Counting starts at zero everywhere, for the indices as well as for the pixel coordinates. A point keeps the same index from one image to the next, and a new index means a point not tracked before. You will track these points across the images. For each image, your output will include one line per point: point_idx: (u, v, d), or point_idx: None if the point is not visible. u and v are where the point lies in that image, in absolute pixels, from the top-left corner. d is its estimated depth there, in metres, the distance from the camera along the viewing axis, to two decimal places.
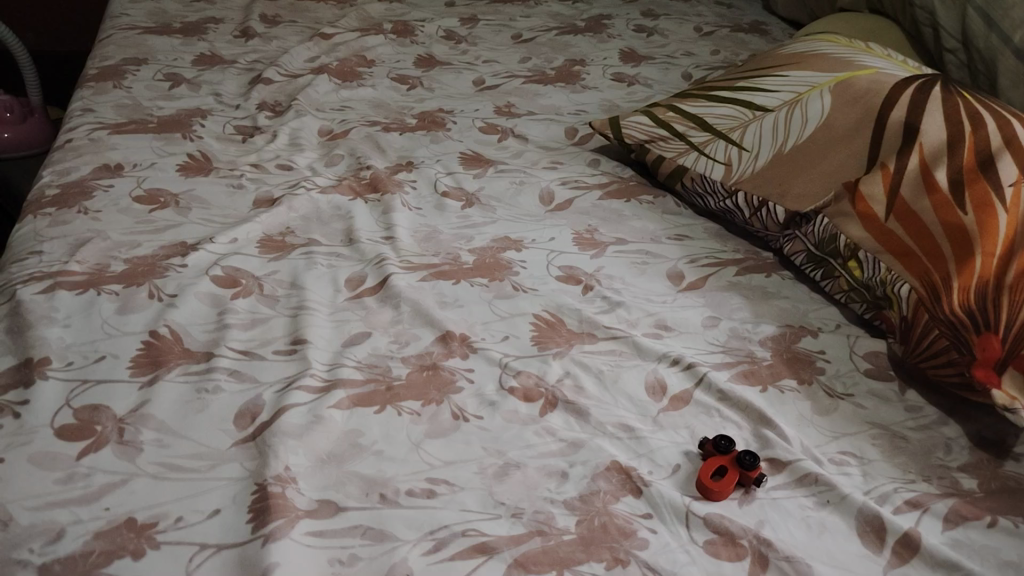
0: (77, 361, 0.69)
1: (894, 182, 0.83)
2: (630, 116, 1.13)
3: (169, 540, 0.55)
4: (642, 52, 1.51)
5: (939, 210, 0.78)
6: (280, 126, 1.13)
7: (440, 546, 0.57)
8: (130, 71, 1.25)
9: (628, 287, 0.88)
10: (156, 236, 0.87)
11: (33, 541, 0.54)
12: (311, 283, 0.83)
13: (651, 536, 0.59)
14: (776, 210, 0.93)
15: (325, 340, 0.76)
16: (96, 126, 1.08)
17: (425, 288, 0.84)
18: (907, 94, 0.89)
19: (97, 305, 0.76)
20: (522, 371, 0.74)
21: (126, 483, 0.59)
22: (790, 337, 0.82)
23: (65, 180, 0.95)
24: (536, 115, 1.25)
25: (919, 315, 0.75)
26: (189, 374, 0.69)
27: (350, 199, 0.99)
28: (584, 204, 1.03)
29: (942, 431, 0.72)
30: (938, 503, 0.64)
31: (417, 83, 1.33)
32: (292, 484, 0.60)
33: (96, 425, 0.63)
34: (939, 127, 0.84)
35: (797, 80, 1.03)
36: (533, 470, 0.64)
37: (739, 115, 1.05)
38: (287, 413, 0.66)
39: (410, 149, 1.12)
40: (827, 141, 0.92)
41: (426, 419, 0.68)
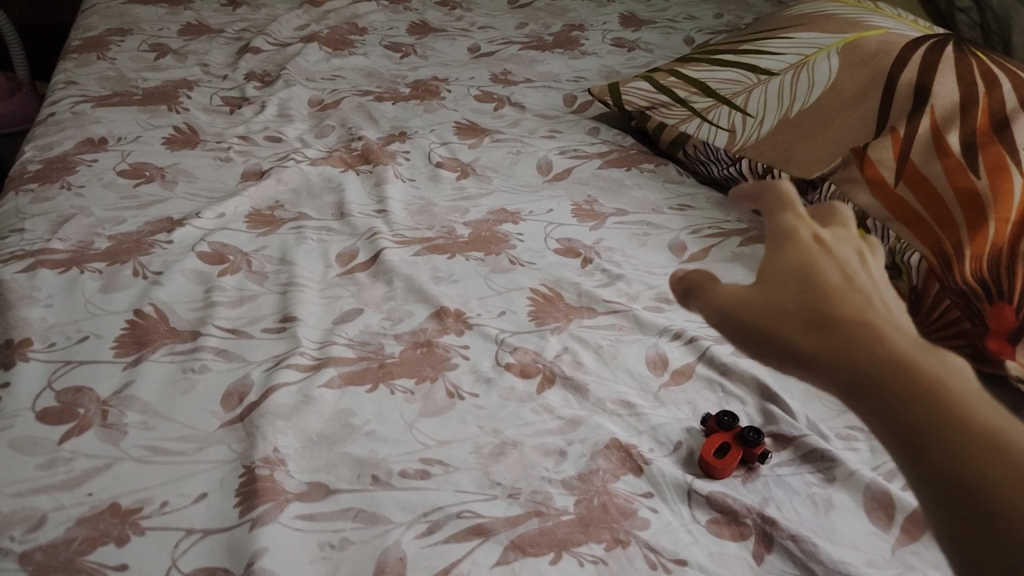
0: (61, 342, 0.67)
1: (904, 147, 0.80)
2: (631, 83, 1.10)
3: (154, 526, 0.53)
4: (642, 16, 1.47)
5: (951, 175, 0.75)
6: (269, 97, 1.10)
7: (435, 528, 0.55)
8: (114, 42, 1.21)
9: (628, 259, 0.85)
10: (141, 211, 0.85)
11: (14, 528, 0.52)
12: (301, 259, 0.80)
13: (652, 516, 0.58)
14: (781, 178, 0.89)
15: (316, 317, 0.73)
16: (79, 99, 1.04)
17: (419, 262, 0.81)
18: (918, 54, 0.86)
19: (81, 284, 0.73)
20: (519, 347, 0.71)
21: (111, 467, 0.57)
22: None
23: (47, 155, 0.93)
24: (533, 82, 1.21)
25: None
26: (176, 353, 0.67)
27: (341, 171, 0.96)
28: (583, 174, 1.00)
29: None
30: None
31: (411, 51, 1.29)
32: (282, 467, 0.58)
33: (80, 407, 0.61)
34: (953, 87, 0.81)
35: (803, 42, 0.99)
36: (530, 449, 0.62)
37: (743, 79, 1.01)
38: (277, 393, 0.64)
39: (403, 119, 1.09)
40: (834, 105, 0.89)
41: (420, 398, 0.66)
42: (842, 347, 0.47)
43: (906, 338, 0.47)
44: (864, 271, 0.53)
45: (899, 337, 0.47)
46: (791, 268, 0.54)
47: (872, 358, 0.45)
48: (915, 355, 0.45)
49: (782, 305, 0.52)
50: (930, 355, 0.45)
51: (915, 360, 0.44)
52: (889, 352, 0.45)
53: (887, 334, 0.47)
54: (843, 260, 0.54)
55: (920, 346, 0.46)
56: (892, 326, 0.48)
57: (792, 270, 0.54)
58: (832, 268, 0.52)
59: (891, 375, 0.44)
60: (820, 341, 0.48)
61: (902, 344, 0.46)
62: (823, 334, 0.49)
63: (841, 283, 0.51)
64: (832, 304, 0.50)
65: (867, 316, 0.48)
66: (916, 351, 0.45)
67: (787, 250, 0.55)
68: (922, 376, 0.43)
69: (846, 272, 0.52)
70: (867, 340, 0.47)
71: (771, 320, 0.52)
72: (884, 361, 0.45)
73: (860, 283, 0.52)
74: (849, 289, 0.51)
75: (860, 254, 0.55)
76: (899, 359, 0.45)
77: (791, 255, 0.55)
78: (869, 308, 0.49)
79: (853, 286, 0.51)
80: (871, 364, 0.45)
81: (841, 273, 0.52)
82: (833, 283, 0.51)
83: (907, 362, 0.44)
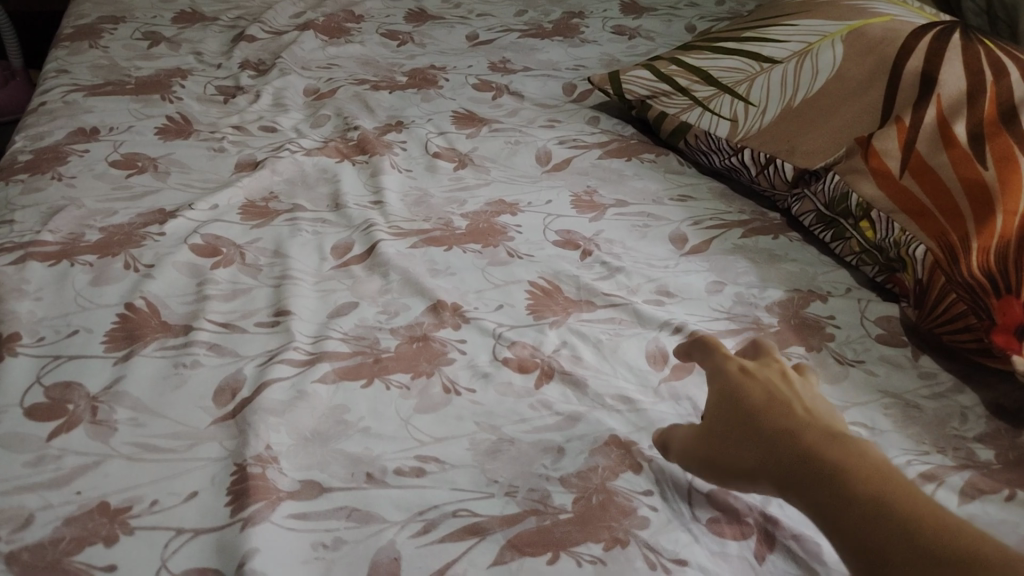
0: (50, 336, 0.66)
1: (910, 137, 0.78)
2: (631, 71, 1.08)
3: (143, 525, 0.52)
4: (643, 3, 1.45)
5: (958, 166, 0.73)
6: (264, 86, 1.08)
7: (430, 528, 0.54)
8: (107, 30, 1.19)
9: (628, 252, 0.84)
10: (133, 203, 0.83)
11: (0, 527, 0.51)
12: (295, 252, 0.79)
13: (652, 514, 0.56)
14: (784, 167, 0.88)
15: (311, 311, 0.72)
16: (71, 88, 1.03)
17: (416, 255, 0.80)
18: (925, 41, 0.84)
19: (71, 277, 0.72)
20: (517, 342, 0.70)
21: (99, 465, 0.56)
22: (799, 301, 0.78)
23: (38, 145, 0.91)
24: (532, 71, 1.19)
25: (935, 278, 0.70)
26: (168, 348, 0.66)
27: (337, 161, 0.94)
28: (583, 164, 0.98)
29: (958, 400, 0.68)
30: (954, 476, 0.60)
31: (409, 39, 1.27)
32: (274, 465, 0.57)
33: (69, 403, 0.60)
34: (960, 76, 0.79)
35: (807, 29, 0.97)
36: (527, 445, 0.61)
37: (745, 68, 1.00)
38: (270, 389, 0.63)
39: (400, 108, 1.07)
40: (838, 94, 0.88)
41: (415, 393, 0.64)
42: (772, 459, 0.50)
43: (832, 435, 0.50)
44: (785, 380, 0.56)
45: (819, 435, 0.50)
46: (722, 392, 0.57)
47: (803, 466, 0.49)
48: (838, 456, 0.48)
49: (716, 429, 0.55)
50: (850, 449, 0.49)
51: (843, 458, 0.48)
52: (817, 457, 0.49)
53: (806, 439, 0.50)
54: (762, 374, 0.57)
55: (843, 441, 0.49)
56: (812, 424, 0.51)
57: (722, 394, 0.57)
58: (755, 384, 0.56)
59: (824, 479, 0.47)
60: (754, 456, 0.52)
61: (822, 445, 0.49)
62: (754, 448, 0.52)
63: (764, 396, 0.55)
64: (759, 420, 0.53)
65: (784, 424, 0.52)
66: (836, 452, 0.48)
67: (722, 377, 0.59)
68: (852, 476, 0.46)
69: (763, 384, 0.56)
70: (795, 448, 0.50)
71: (706, 447, 0.55)
72: (816, 466, 0.48)
73: (778, 390, 0.55)
74: (769, 401, 0.54)
75: (780, 367, 0.58)
76: (831, 460, 0.48)
77: (722, 381, 0.58)
78: (789, 415, 0.52)
79: (773, 395, 0.55)
80: (808, 473, 0.48)
81: (763, 387, 0.56)
82: (756, 399, 0.55)
83: (835, 464, 0.48)
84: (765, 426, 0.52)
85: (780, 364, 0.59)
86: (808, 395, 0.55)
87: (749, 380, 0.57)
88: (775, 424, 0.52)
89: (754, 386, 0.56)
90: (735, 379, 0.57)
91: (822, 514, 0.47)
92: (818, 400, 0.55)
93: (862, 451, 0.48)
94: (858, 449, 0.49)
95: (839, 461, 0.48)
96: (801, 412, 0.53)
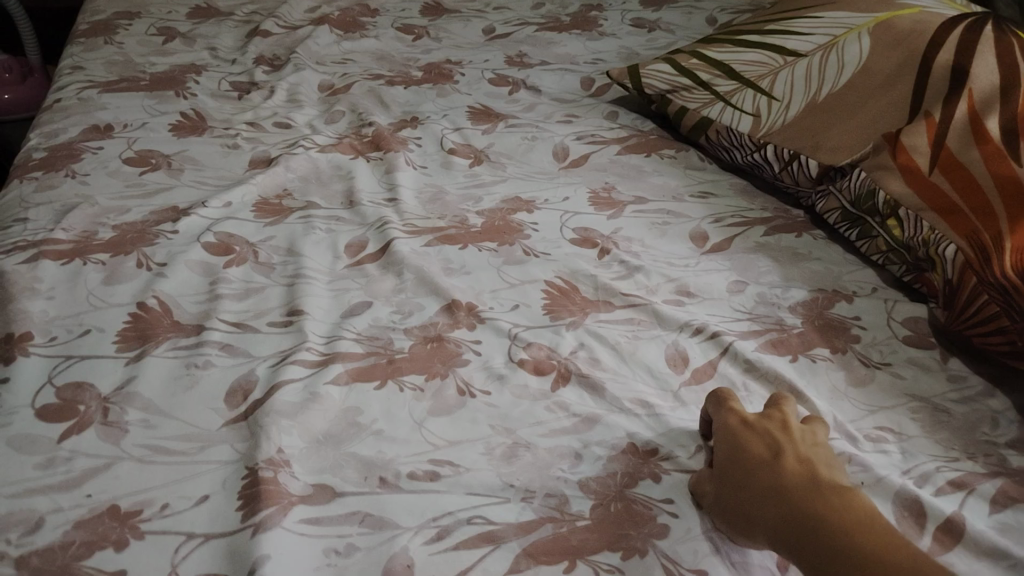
0: (62, 336, 0.65)
1: (940, 132, 0.76)
2: (651, 64, 1.06)
3: (154, 529, 0.51)
4: None
5: (990, 162, 0.71)
6: (278, 82, 1.08)
7: (444, 534, 0.53)
8: (122, 26, 1.19)
9: (647, 250, 0.82)
10: (147, 200, 0.83)
11: (10, 530, 0.51)
12: (309, 250, 0.78)
13: (672, 521, 0.55)
14: (808, 164, 0.86)
15: (324, 311, 0.71)
16: (86, 85, 1.02)
17: (430, 253, 0.79)
18: (955, 34, 0.82)
19: (83, 276, 0.71)
20: (533, 342, 0.69)
21: (110, 467, 0.55)
22: (823, 302, 0.76)
23: (52, 142, 0.91)
24: (549, 64, 1.17)
25: (966, 279, 0.68)
26: (180, 348, 0.65)
27: (351, 158, 0.93)
28: (601, 160, 0.97)
29: (989, 404, 0.66)
30: (986, 483, 0.58)
31: (424, 33, 1.26)
32: (286, 468, 0.56)
33: (80, 404, 0.60)
34: (993, 69, 0.77)
35: (833, 21, 0.95)
36: (544, 451, 0.59)
37: (768, 61, 0.97)
38: (283, 391, 0.62)
39: (416, 103, 1.06)
40: (865, 89, 0.85)
41: (429, 395, 0.63)
42: (770, 516, 0.49)
43: (830, 492, 0.48)
44: (784, 431, 0.55)
45: (817, 493, 0.48)
46: (722, 440, 0.55)
47: (799, 522, 0.47)
48: (835, 515, 0.47)
49: (716, 483, 0.54)
50: (848, 508, 0.47)
51: (842, 517, 0.46)
52: (814, 516, 0.47)
53: (803, 497, 0.48)
54: (762, 425, 0.55)
55: (841, 499, 0.48)
56: (810, 477, 0.50)
57: (722, 443, 0.55)
58: (754, 434, 0.55)
59: (822, 540, 0.46)
60: (753, 510, 0.50)
61: (819, 501, 0.48)
62: (752, 503, 0.50)
63: (764, 449, 0.53)
64: (756, 475, 0.51)
65: (782, 478, 0.50)
66: (833, 510, 0.47)
67: (725, 424, 0.57)
68: (849, 539, 0.45)
69: (763, 434, 0.54)
70: (793, 504, 0.48)
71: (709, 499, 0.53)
72: (814, 525, 0.47)
73: (778, 443, 0.53)
74: (768, 453, 0.53)
75: (781, 417, 0.56)
76: (829, 520, 0.46)
77: (721, 430, 0.56)
78: (788, 470, 0.51)
79: (770, 447, 0.53)
80: (806, 533, 0.47)
81: (761, 439, 0.54)
82: (756, 451, 0.53)
83: (832, 525, 0.46)
84: (763, 480, 0.51)
85: (782, 411, 0.57)
86: (809, 445, 0.54)
87: (749, 430, 0.55)
88: (773, 479, 0.50)
89: (754, 437, 0.54)
90: (734, 427, 0.56)
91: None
92: (820, 449, 0.54)
93: (861, 510, 0.47)
94: (856, 508, 0.47)
95: (837, 521, 0.46)
96: (802, 467, 0.51)
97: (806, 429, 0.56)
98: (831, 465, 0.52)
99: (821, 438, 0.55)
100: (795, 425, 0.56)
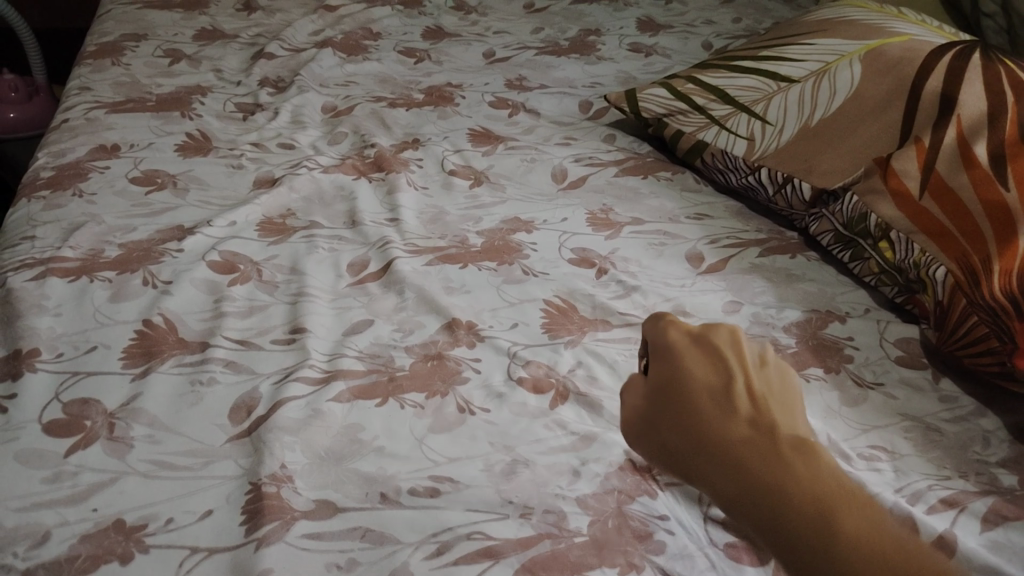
0: (68, 352, 0.66)
1: (930, 157, 0.77)
2: (648, 88, 1.08)
3: (158, 543, 0.52)
4: (660, 20, 1.46)
5: (978, 187, 0.72)
6: (282, 104, 1.10)
7: (443, 550, 0.53)
8: (128, 47, 1.21)
9: (644, 270, 0.83)
10: (152, 219, 0.84)
11: (18, 543, 0.52)
12: (312, 269, 0.79)
13: (669, 538, 0.56)
14: (801, 187, 0.88)
15: (326, 328, 0.72)
16: (93, 105, 1.04)
17: (431, 272, 0.80)
18: (944, 61, 0.84)
19: (90, 293, 0.73)
20: (532, 361, 0.70)
21: (116, 482, 0.56)
22: (817, 322, 0.78)
23: (60, 162, 0.92)
24: (548, 88, 1.20)
25: (956, 300, 0.69)
26: (184, 365, 0.66)
27: (354, 178, 0.95)
28: (598, 182, 0.98)
29: (980, 423, 0.67)
30: (977, 502, 0.59)
31: (426, 56, 1.28)
32: (289, 484, 0.57)
33: (87, 419, 0.61)
34: (980, 96, 0.79)
35: (825, 48, 0.97)
36: (542, 468, 0.60)
37: (763, 87, 0.99)
38: (286, 407, 0.63)
39: (417, 125, 1.08)
40: (857, 114, 0.87)
41: (430, 412, 0.64)
42: (703, 462, 0.48)
43: (776, 443, 0.46)
44: (724, 363, 0.52)
45: (760, 445, 0.46)
46: (663, 379, 0.54)
47: (742, 479, 0.45)
48: (781, 473, 0.44)
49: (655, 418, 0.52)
50: (795, 461, 0.44)
51: (773, 466, 0.45)
52: (747, 465, 0.45)
53: (747, 451, 0.46)
54: (704, 362, 0.53)
55: (788, 451, 0.45)
56: (747, 420, 0.48)
57: (664, 382, 0.53)
58: (691, 368, 0.53)
59: (765, 498, 0.44)
60: (688, 453, 0.49)
61: (763, 458, 0.45)
62: (688, 445, 0.49)
63: (706, 389, 0.51)
64: (692, 415, 0.50)
65: (724, 428, 0.48)
66: (778, 466, 0.45)
67: (666, 362, 0.55)
68: (793, 498, 0.43)
69: (705, 374, 0.52)
70: (726, 451, 0.47)
71: (650, 439, 0.52)
72: (746, 475, 0.45)
73: (720, 381, 0.51)
74: (711, 397, 0.50)
75: (723, 346, 0.54)
76: (758, 468, 0.45)
77: (664, 363, 0.55)
78: (728, 416, 0.48)
79: (709, 385, 0.51)
80: (739, 482, 0.45)
81: (699, 376, 0.52)
82: (696, 392, 0.51)
83: (775, 481, 0.44)
84: (697, 424, 0.49)
85: (727, 343, 0.54)
86: (754, 380, 0.51)
87: (688, 367, 0.53)
88: (716, 428, 0.48)
89: (695, 376, 0.52)
90: (676, 366, 0.54)
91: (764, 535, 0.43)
92: (768, 383, 0.51)
93: (810, 460, 0.45)
94: (803, 459, 0.45)
95: (782, 478, 0.44)
96: (746, 410, 0.49)
97: (752, 359, 0.53)
98: (780, 403, 0.50)
99: (770, 368, 0.52)
100: (741, 357, 0.53)
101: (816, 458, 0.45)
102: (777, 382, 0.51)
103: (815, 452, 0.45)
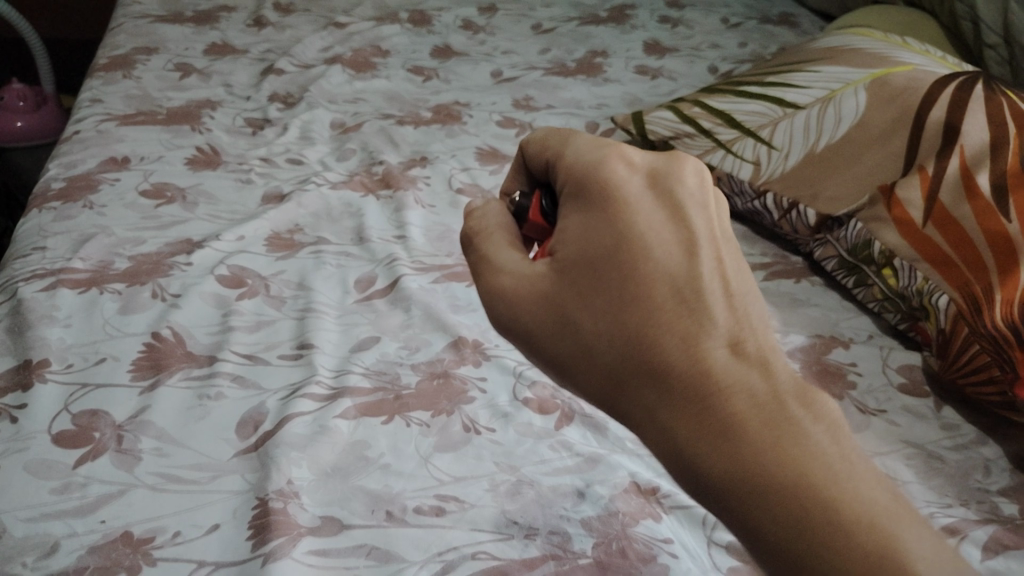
0: (78, 363, 0.67)
1: (933, 186, 0.78)
2: (654, 112, 1.08)
3: (166, 556, 0.53)
4: (666, 43, 1.47)
5: (981, 217, 0.73)
6: (292, 119, 1.11)
7: (448, 569, 0.54)
8: (140, 60, 1.22)
9: None
10: (161, 232, 0.85)
11: (26, 554, 0.52)
12: (320, 285, 0.80)
13: (672, 561, 0.56)
14: (806, 213, 0.89)
15: (333, 346, 0.73)
16: (104, 118, 1.05)
17: (438, 290, 0.81)
18: (947, 91, 0.85)
19: (99, 305, 0.73)
20: (537, 381, 0.71)
21: (125, 494, 0.56)
22: (821, 347, 0.78)
23: (71, 173, 0.93)
24: (555, 108, 1.21)
25: (958, 329, 0.70)
26: (192, 379, 0.67)
27: (362, 196, 0.96)
28: None
29: (981, 452, 0.68)
30: (978, 530, 0.59)
31: (434, 75, 1.29)
32: (295, 500, 0.57)
33: (95, 431, 0.61)
34: (983, 127, 0.79)
35: (831, 76, 0.98)
36: (546, 488, 0.61)
37: (769, 112, 1.00)
38: (293, 423, 0.63)
39: (425, 143, 1.09)
40: (861, 142, 0.88)
41: (436, 431, 0.65)
42: (669, 408, 0.40)
43: (774, 398, 0.39)
44: (693, 265, 0.43)
45: (755, 393, 0.40)
46: (594, 250, 0.44)
47: (731, 446, 0.38)
48: (789, 446, 0.38)
49: (591, 325, 0.43)
50: (803, 426, 0.39)
51: (778, 437, 0.38)
52: (743, 431, 0.38)
53: (735, 399, 0.39)
54: (660, 234, 0.44)
55: (789, 406, 0.39)
56: (725, 358, 0.41)
57: (595, 254, 0.44)
58: (648, 263, 0.43)
59: (763, 483, 0.37)
60: (643, 389, 0.41)
61: (761, 416, 0.39)
62: (645, 379, 0.41)
63: (669, 296, 0.42)
64: (658, 340, 0.41)
65: (701, 356, 0.41)
66: (782, 428, 0.38)
67: (597, 220, 0.45)
68: (820, 497, 0.36)
69: (663, 255, 0.43)
70: (707, 405, 0.39)
71: (580, 351, 0.43)
72: (740, 443, 0.38)
73: (684, 274, 0.43)
74: (676, 298, 0.42)
75: (684, 233, 0.44)
76: (759, 439, 0.38)
77: (605, 242, 0.44)
78: (701, 346, 0.41)
79: (675, 298, 0.42)
80: (728, 447, 0.38)
81: (660, 281, 0.43)
82: (655, 290, 0.42)
83: (779, 453, 0.38)
84: (663, 357, 0.41)
85: (691, 202, 0.46)
86: (724, 276, 0.44)
87: (637, 237, 0.44)
88: (685, 358, 0.41)
89: (652, 268, 0.43)
90: (620, 252, 0.43)
91: (744, 527, 0.38)
92: (741, 283, 0.44)
93: (817, 421, 0.39)
94: (807, 418, 0.39)
95: (790, 451, 0.38)
96: (720, 333, 0.42)
97: (718, 238, 0.45)
98: (754, 317, 0.43)
99: (737, 256, 0.45)
100: (705, 239, 0.45)
101: (823, 418, 0.39)
102: (744, 273, 0.45)
103: (821, 408, 0.40)
